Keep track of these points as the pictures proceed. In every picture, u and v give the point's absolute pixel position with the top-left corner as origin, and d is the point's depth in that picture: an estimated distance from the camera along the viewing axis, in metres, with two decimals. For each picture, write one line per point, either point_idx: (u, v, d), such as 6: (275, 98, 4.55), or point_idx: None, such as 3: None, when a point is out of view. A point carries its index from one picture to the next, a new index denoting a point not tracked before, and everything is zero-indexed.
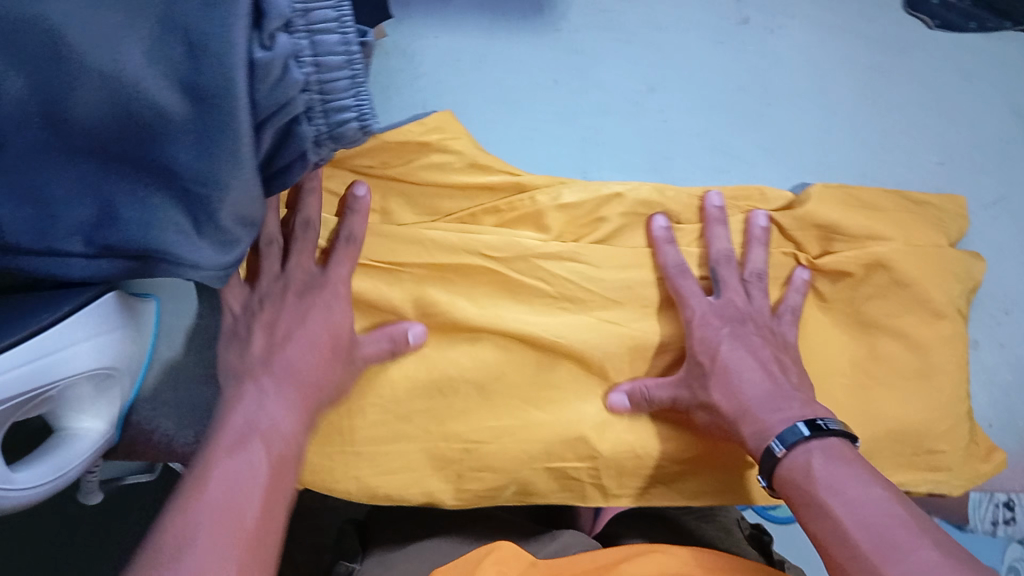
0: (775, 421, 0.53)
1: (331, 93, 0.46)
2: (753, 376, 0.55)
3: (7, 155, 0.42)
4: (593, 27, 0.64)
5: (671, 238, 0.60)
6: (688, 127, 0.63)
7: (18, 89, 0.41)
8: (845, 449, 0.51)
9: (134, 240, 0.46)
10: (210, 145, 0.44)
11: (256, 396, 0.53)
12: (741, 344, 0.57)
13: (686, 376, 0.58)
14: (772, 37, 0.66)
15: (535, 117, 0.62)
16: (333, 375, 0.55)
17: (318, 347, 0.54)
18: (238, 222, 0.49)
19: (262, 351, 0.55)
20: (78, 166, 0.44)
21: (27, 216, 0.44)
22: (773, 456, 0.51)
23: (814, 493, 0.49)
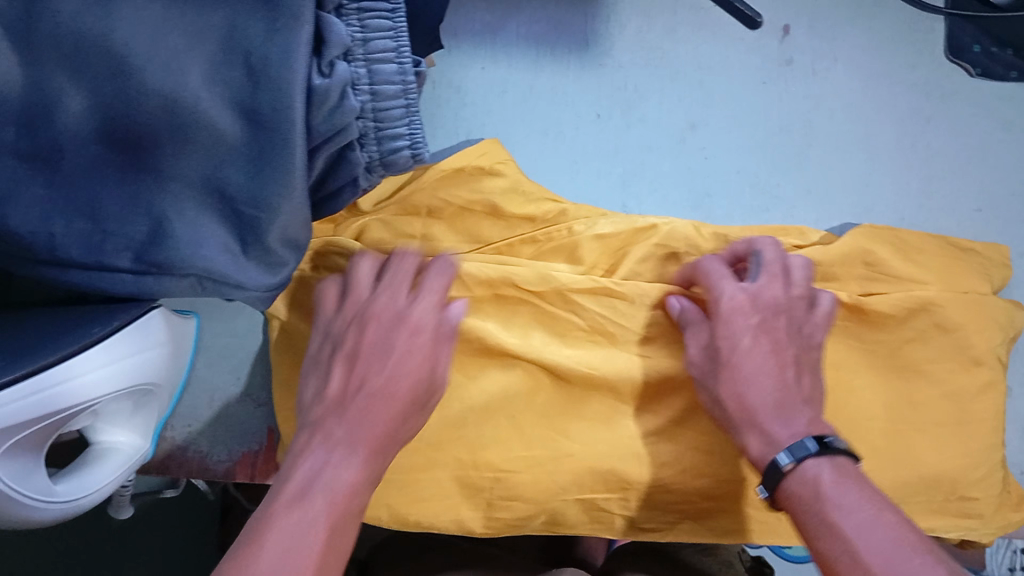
0: (780, 429, 0.50)
1: (386, 121, 0.47)
2: (768, 382, 0.52)
3: (64, 170, 0.43)
4: (637, 62, 0.64)
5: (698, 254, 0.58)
6: (728, 164, 0.64)
7: (80, 107, 0.42)
8: (855, 470, 0.48)
9: (176, 259, 0.46)
10: (263, 167, 0.45)
11: (322, 453, 0.45)
12: (766, 340, 0.53)
13: (707, 366, 0.55)
14: (816, 78, 0.65)
15: (579, 148, 0.63)
16: (406, 422, 0.49)
17: (396, 392, 0.48)
18: (285, 245, 0.49)
19: (333, 396, 0.48)
20: (133, 183, 0.45)
21: (79, 232, 0.45)
22: (780, 469, 0.49)
23: (822, 511, 0.46)
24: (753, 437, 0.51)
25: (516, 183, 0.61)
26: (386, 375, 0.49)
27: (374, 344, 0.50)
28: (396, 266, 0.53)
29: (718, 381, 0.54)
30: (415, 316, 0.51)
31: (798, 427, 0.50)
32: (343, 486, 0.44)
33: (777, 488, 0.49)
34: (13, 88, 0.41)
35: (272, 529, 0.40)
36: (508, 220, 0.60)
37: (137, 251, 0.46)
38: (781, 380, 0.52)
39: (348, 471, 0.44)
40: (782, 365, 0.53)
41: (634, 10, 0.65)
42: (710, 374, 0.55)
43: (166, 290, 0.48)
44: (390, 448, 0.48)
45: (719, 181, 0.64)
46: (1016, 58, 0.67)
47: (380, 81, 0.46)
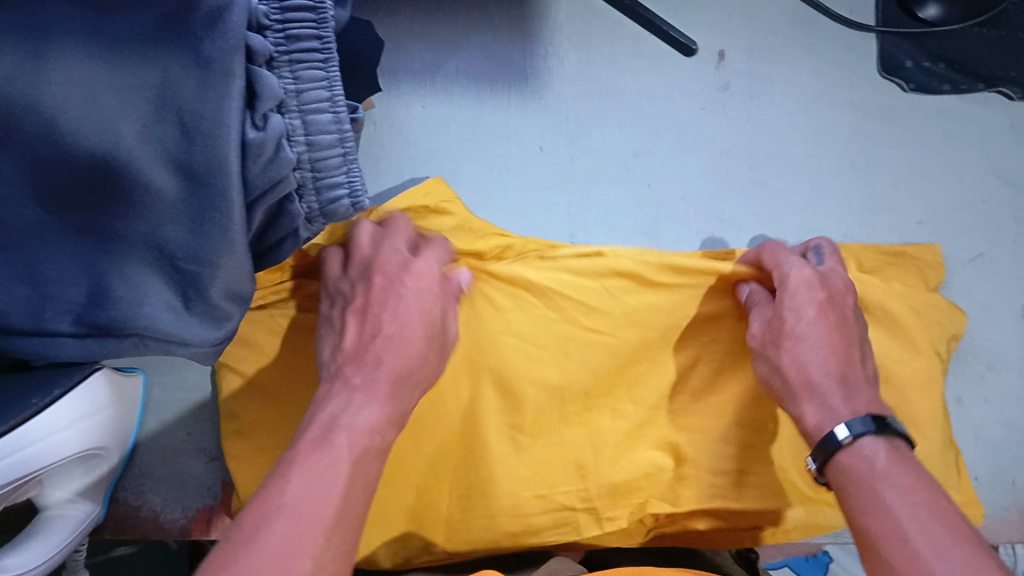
0: (840, 401, 0.51)
1: (324, 171, 0.47)
2: (833, 353, 0.53)
3: (6, 233, 0.43)
4: (578, 94, 0.65)
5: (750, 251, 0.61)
6: (673, 192, 0.64)
7: (14, 168, 0.41)
8: (907, 454, 0.48)
9: (119, 318, 0.45)
10: (201, 223, 0.44)
11: (345, 395, 0.47)
12: (831, 315, 0.55)
13: (766, 338, 0.55)
14: (754, 102, 0.66)
15: (522, 182, 0.63)
16: (429, 368, 0.51)
17: (414, 336, 0.50)
18: (228, 299, 0.49)
19: (354, 345, 0.50)
20: (74, 245, 0.44)
21: (21, 297, 0.44)
22: (836, 442, 0.49)
23: (874, 488, 0.46)
24: (811, 406, 0.52)
25: (464, 221, 0.59)
26: (399, 321, 0.50)
27: (386, 292, 0.51)
28: (394, 223, 0.55)
29: (781, 350, 0.54)
30: (422, 266, 0.53)
31: (858, 404, 0.50)
32: (364, 426, 0.45)
33: (830, 462, 0.49)
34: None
35: (291, 479, 0.41)
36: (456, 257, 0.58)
37: (79, 313, 0.45)
38: (845, 353, 0.53)
39: (371, 409, 0.46)
40: (843, 342, 0.54)
41: (573, 42, 0.65)
42: (772, 344, 0.55)
43: (111, 352, 0.48)
44: (415, 389, 0.50)
45: (664, 208, 0.64)
46: (948, 71, 0.68)
47: (315, 132, 0.46)
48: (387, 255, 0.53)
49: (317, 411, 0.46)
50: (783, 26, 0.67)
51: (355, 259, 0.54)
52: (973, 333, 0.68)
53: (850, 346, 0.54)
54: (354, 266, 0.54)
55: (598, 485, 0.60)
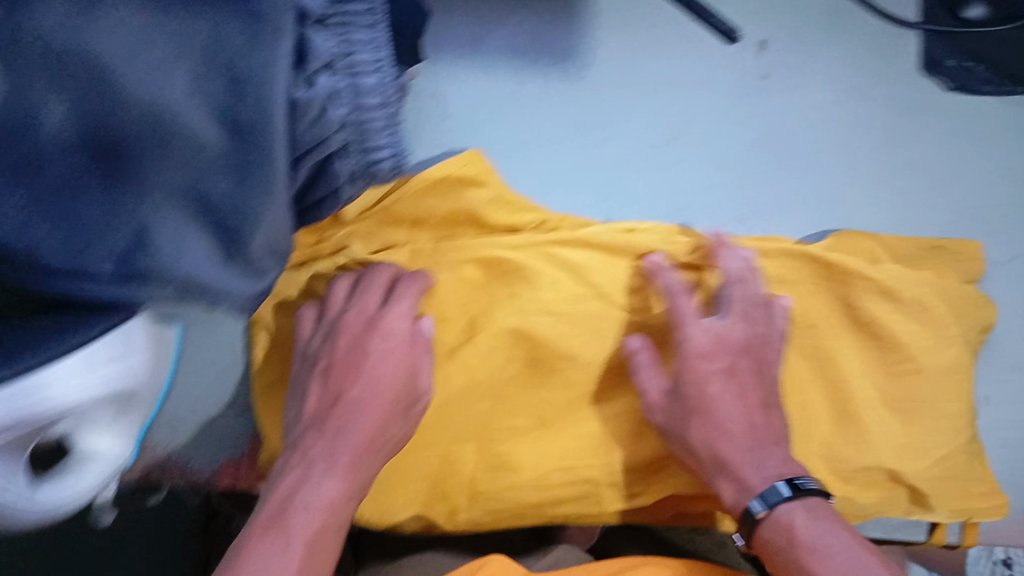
0: (751, 473, 0.56)
1: (368, 133, 0.48)
2: (738, 426, 0.57)
3: (41, 181, 0.39)
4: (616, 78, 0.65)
5: (661, 265, 0.58)
6: (704, 179, 0.65)
7: (61, 119, 0.38)
8: (823, 506, 0.54)
9: (161, 269, 0.44)
10: (247, 176, 0.44)
11: (302, 468, 0.53)
12: (731, 385, 0.57)
13: (670, 416, 0.58)
14: (788, 94, 0.66)
15: (558, 162, 0.64)
16: (396, 434, 0.56)
17: (379, 401, 0.55)
18: (264, 252, 0.50)
19: (318, 410, 0.55)
20: (115, 194, 0.41)
21: (59, 243, 0.40)
22: (754, 515, 0.55)
23: (800, 556, 0.52)
24: (725, 484, 0.57)
25: (501, 193, 0.60)
26: (366, 385, 0.55)
27: (354, 357, 0.56)
28: (372, 277, 0.57)
29: (687, 429, 0.57)
30: (381, 325, 0.56)
31: (767, 471, 0.55)
32: (326, 498, 0.52)
33: (755, 531, 0.56)
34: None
35: (243, 564, 0.47)
36: (493, 228, 0.60)
37: (119, 262, 0.43)
38: (748, 421, 0.57)
39: (331, 482, 0.52)
40: (745, 407, 0.57)
41: (613, 23, 0.65)
42: (677, 423, 0.57)
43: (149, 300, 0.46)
44: (382, 452, 0.56)
45: (694, 194, 0.65)
46: (988, 73, 0.68)
47: (360, 94, 0.47)
48: (349, 315, 0.56)
49: (279, 482, 0.52)
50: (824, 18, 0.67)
51: (315, 316, 0.58)
52: (1004, 332, 0.69)
53: (751, 404, 0.57)
54: (313, 323, 0.58)
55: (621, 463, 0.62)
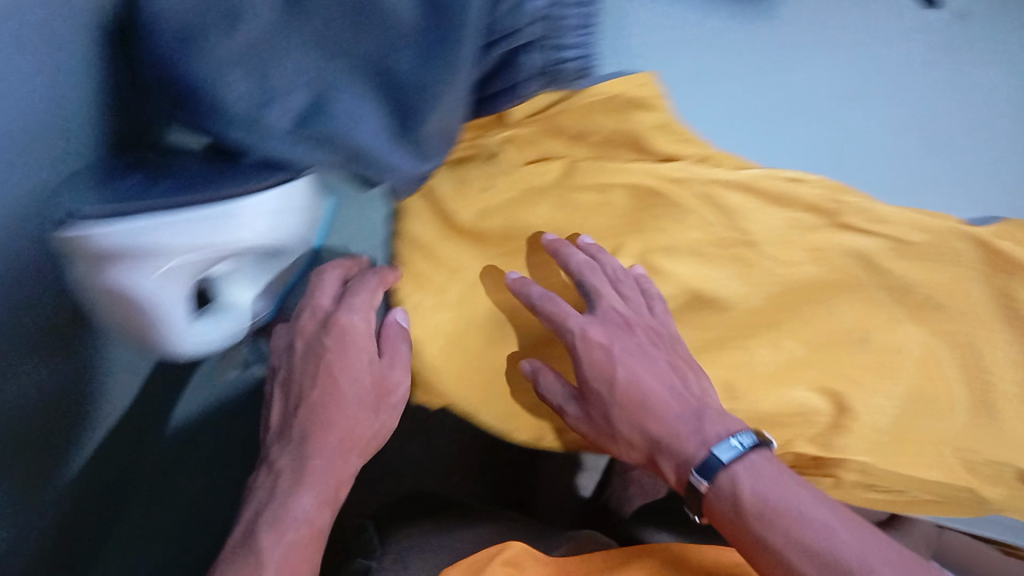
0: (693, 442, 0.59)
1: (563, 31, 0.50)
2: (662, 392, 0.62)
3: (246, 30, 0.44)
4: (816, 15, 0.54)
5: (563, 242, 0.62)
6: (884, 141, 0.57)
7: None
8: (767, 464, 0.56)
9: (336, 131, 0.51)
10: (433, 55, 0.48)
11: (282, 475, 0.57)
12: (632, 356, 0.63)
13: (591, 403, 0.65)
14: (994, 64, 0.57)
15: (734, 100, 0.56)
16: (352, 420, 0.59)
17: (346, 395, 0.59)
18: (436, 136, 0.54)
19: (304, 413, 0.58)
20: (304, 52, 0.47)
21: (249, 88, 0.47)
22: (699, 489, 0.57)
23: (753, 529, 0.53)
24: (666, 461, 0.61)
25: (667, 121, 0.56)
26: (340, 395, 0.58)
27: (326, 364, 0.59)
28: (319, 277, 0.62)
29: (613, 416, 0.63)
30: (341, 320, 0.59)
31: (706, 435, 0.58)
32: (302, 509, 0.55)
33: (706, 505, 0.57)
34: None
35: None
36: (653, 154, 0.58)
37: (298, 118, 0.50)
38: (670, 390, 0.62)
39: (304, 498, 0.56)
40: (663, 376, 0.62)
41: None
42: (604, 414, 0.64)
43: (324, 161, 0.53)
44: (344, 456, 0.60)
45: (869, 161, 0.58)
46: None
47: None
48: (308, 316, 0.60)
49: (243, 509, 0.57)
50: None
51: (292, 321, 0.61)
52: None
53: (659, 364, 0.63)
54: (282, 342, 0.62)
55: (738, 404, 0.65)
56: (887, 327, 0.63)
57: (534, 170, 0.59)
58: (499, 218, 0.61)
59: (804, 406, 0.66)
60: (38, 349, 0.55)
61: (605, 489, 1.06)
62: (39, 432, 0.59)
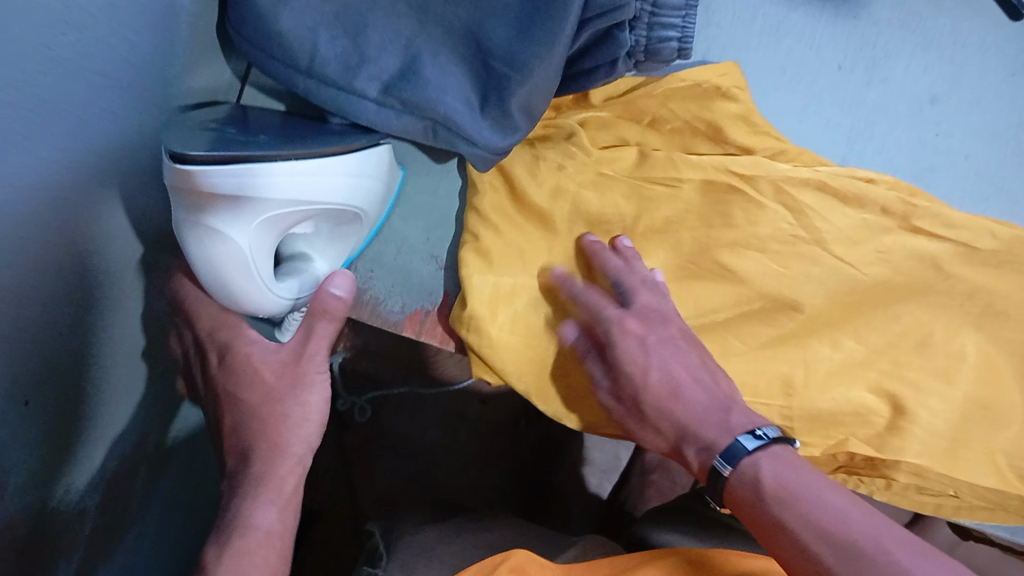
0: (719, 435, 0.52)
1: (663, 9, 0.47)
2: (694, 386, 0.55)
3: None
4: (896, 22, 0.58)
5: (604, 248, 0.58)
6: (959, 145, 0.59)
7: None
8: (790, 455, 0.50)
9: (425, 99, 0.51)
10: (529, 27, 0.48)
11: (236, 490, 0.55)
12: (670, 348, 0.56)
13: (628, 394, 0.57)
14: None
15: (812, 93, 0.60)
16: (274, 418, 0.55)
17: (253, 391, 0.56)
18: (521, 111, 0.52)
19: (231, 427, 0.57)
20: (399, 17, 0.50)
21: (342, 49, 0.50)
22: (721, 475, 0.51)
23: (766, 506, 0.48)
24: (692, 450, 0.54)
25: (749, 111, 0.58)
26: (248, 404, 0.56)
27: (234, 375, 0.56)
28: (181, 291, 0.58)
29: (644, 411, 0.56)
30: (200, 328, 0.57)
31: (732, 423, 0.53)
32: (258, 517, 0.54)
33: (728, 496, 0.51)
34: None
35: None
36: (726, 144, 0.59)
37: (386, 83, 0.51)
38: (706, 384, 0.55)
39: (267, 507, 0.54)
40: (693, 370, 0.55)
41: None
42: (636, 409, 0.57)
43: (409, 130, 0.54)
44: (291, 456, 0.55)
45: (944, 160, 0.59)
46: None
47: None
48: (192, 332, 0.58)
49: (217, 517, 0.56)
50: None
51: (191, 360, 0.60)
52: None
53: (694, 359, 0.56)
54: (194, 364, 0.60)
55: (802, 408, 0.59)
56: (949, 330, 0.59)
57: (608, 155, 0.59)
58: (569, 195, 0.59)
59: (869, 412, 0.60)
60: (94, 293, 0.51)
61: (623, 489, 0.96)
62: (93, 388, 0.54)
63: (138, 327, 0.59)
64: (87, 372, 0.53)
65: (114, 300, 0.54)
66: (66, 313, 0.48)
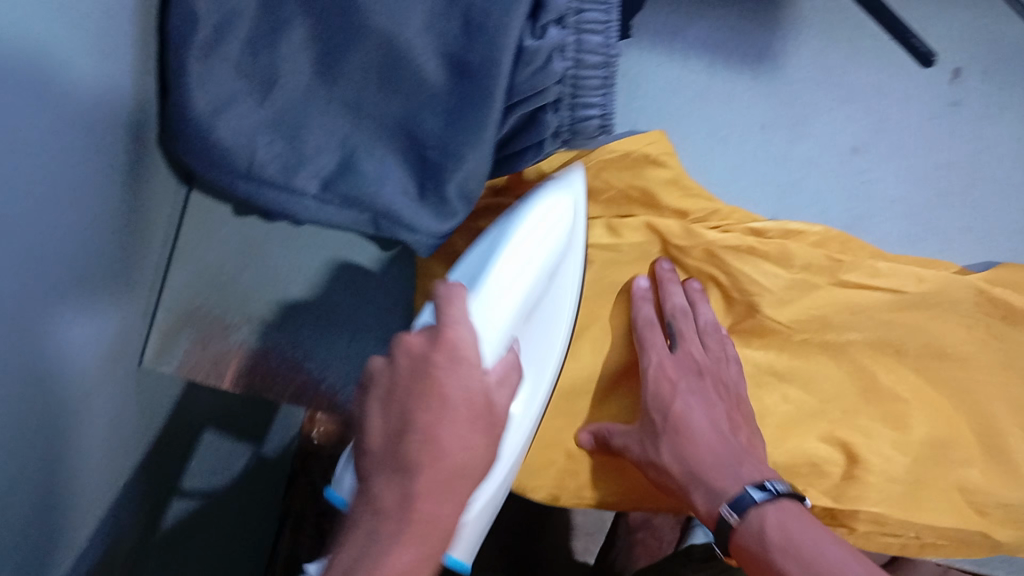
0: (729, 484, 0.58)
1: (583, 90, 0.49)
2: (710, 436, 0.60)
3: (284, 92, 0.50)
4: (813, 80, 0.62)
5: (674, 279, 0.61)
6: (886, 192, 0.62)
7: (301, 34, 0.49)
8: (795, 508, 0.56)
9: (363, 193, 0.53)
10: (458, 116, 0.50)
11: (372, 526, 0.43)
12: (699, 399, 0.61)
13: (642, 430, 0.61)
14: (982, 122, 0.62)
15: (741, 153, 0.62)
16: (456, 448, 0.44)
17: (458, 420, 0.44)
18: (459, 197, 0.54)
19: (385, 441, 0.45)
20: (337, 119, 0.52)
21: (280, 151, 0.52)
22: (728, 523, 0.57)
23: (770, 554, 0.53)
24: (699, 493, 0.59)
25: (678, 176, 0.60)
26: (436, 438, 0.44)
27: (418, 380, 0.44)
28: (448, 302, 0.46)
29: (658, 449, 0.60)
30: (449, 339, 0.45)
31: (743, 480, 0.58)
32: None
33: (733, 539, 0.57)
34: (249, 10, 0.47)
35: None
36: (663, 209, 0.61)
37: (325, 180, 0.53)
38: (722, 438, 0.60)
39: (405, 547, 0.43)
40: (714, 420, 0.61)
41: (816, 30, 0.62)
42: (651, 444, 0.60)
43: (350, 221, 0.55)
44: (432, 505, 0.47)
45: (873, 206, 0.62)
46: None
47: (585, 50, 0.48)
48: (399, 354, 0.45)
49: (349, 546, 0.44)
50: None
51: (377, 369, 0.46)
52: None
53: (717, 410, 0.61)
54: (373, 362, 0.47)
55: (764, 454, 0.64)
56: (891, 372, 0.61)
57: None
58: None
59: (823, 462, 0.63)
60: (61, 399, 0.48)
61: (611, 548, 0.95)
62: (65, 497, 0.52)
63: (100, 430, 0.55)
64: (60, 480, 0.50)
65: (85, 404, 0.52)
66: (37, 417, 0.45)
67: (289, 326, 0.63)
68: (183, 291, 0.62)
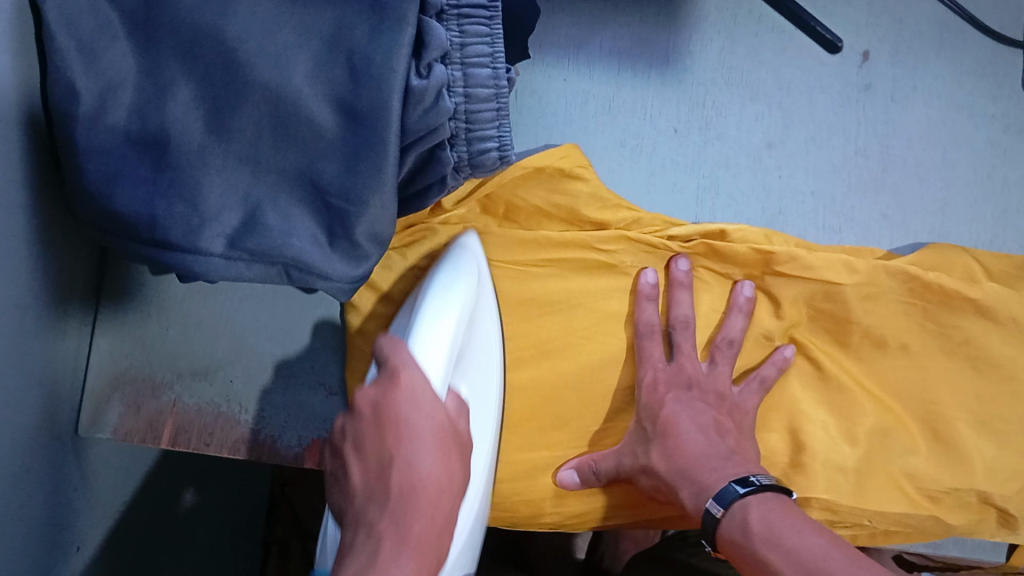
0: (710, 478, 0.54)
1: (477, 124, 0.47)
2: (701, 437, 0.57)
3: (168, 156, 0.43)
4: (718, 80, 0.66)
5: (688, 284, 0.61)
6: (802, 184, 0.65)
7: (188, 94, 0.42)
8: (781, 500, 0.51)
9: (270, 248, 0.45)
10: (357, 163, 0.43)
11: (370, 550, 0.41)
12: (686, 406, 0.58)
13: (630, 444, 0.59)
14: (894, 103, 0.66)
15: (650, 162, 0.65)
16: (433, 470, 0.43)
17: (427, 438, 0.44)
18: (373, 239, 0.47)
19: (369, 485, 0.44)
20: (234, 171, 0.44)
21: (179, 214, 0.43)
22: (712, 516, 0.52)
23: (753, 546, 0.48)
24: (686, 491, 0.55)
25: (596, 189, 0.63)
26: (413, 464, 0.43)
27: (382, 425, 0.44)
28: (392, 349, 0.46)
29: (648, 454, 0.58)
30: (406, 382, 0.44)
31: (725, 472, 0.54)
32: None
33: (716, 535, 0.52)
34: (128, 77, 0.42)
35: None
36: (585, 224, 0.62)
37: (231, 238, 0.44)
38: (711, 438, 0.57)
39: (404, 562, 0.40)
40: (700, 424, 0.58)
41: (715, 31, 0.66)
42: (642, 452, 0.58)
43: (255, 278, 0.47)
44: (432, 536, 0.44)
45: (790, 202, 0.65)
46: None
47: (473, 85, 0.46)
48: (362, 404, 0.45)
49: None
50: (922, 33, 0.66)
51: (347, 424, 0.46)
52: None
53: (705, 416, 0.58)
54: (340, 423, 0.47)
55: None
56: (829, 363, 0.62)
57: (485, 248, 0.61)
58: None
59: (774, 458, 0.62)
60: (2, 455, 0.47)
61: (598, 545, 0.94)
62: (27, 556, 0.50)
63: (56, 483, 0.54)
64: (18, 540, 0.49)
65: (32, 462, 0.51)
66: None
67: (220, 381, 0.64)
68: (109, 355, 0.62)
